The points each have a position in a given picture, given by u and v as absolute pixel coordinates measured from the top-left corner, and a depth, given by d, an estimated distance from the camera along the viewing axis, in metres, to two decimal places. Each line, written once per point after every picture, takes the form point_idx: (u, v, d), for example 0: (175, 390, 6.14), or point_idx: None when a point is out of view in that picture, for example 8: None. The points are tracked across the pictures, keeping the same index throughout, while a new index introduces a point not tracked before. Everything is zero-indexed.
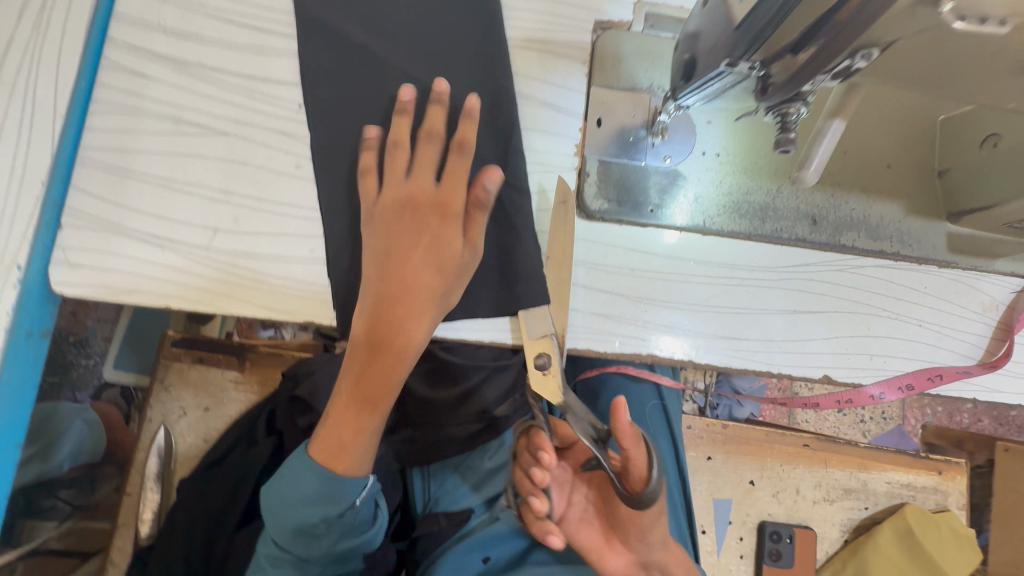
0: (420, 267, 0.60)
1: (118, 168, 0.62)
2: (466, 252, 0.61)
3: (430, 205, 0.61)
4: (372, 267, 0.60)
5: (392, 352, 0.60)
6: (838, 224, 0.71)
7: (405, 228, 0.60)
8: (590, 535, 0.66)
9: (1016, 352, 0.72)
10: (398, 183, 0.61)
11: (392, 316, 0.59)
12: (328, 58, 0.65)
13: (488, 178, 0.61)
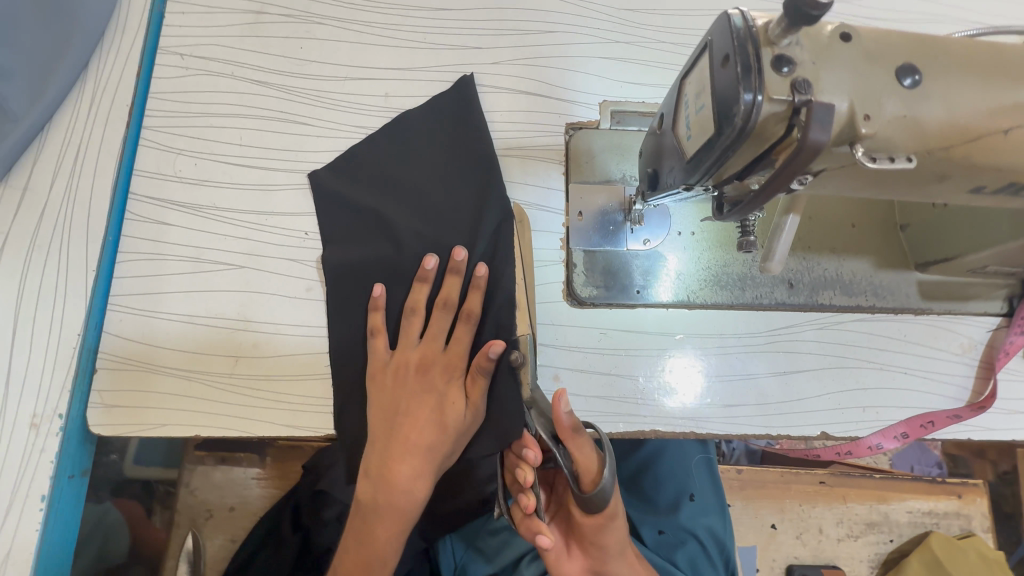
0: (421, 431, 0.64)
1: (146, 310, 0.67)
2: (466, 414, 0.65)
3: (436, 369, 0.66)
4: (380, 427, 0.65)
5: (394, 506, 0.63)
6: (814, 284, 0.76)
7: (412, 391, 0.65)
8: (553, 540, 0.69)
9: (1002, 390, 0.75)
10: (411, 346, 0.67)
11: (392, 479, 0.63)
12: (328, 189, 0.72)
13: (491, 349, 0.63)
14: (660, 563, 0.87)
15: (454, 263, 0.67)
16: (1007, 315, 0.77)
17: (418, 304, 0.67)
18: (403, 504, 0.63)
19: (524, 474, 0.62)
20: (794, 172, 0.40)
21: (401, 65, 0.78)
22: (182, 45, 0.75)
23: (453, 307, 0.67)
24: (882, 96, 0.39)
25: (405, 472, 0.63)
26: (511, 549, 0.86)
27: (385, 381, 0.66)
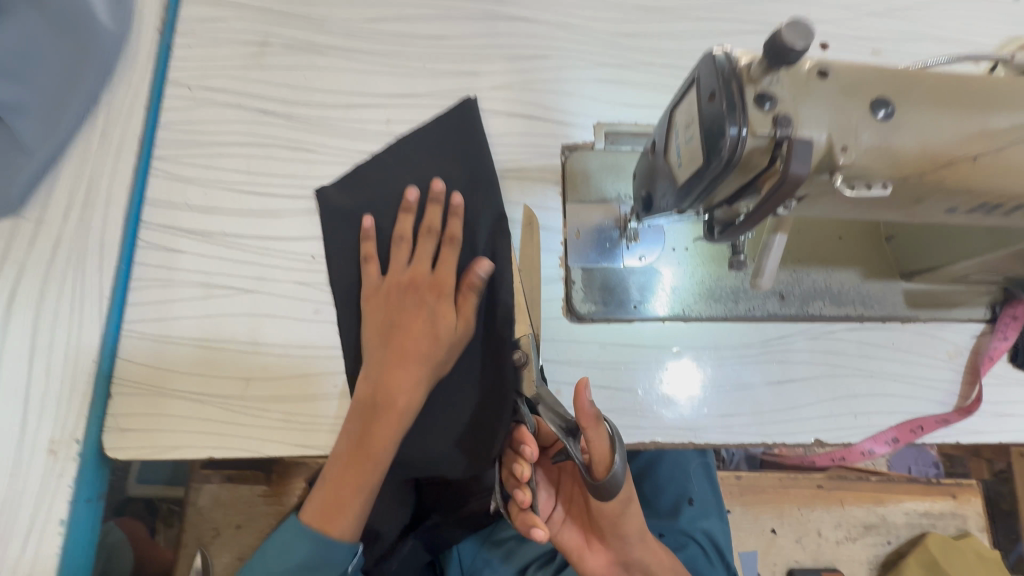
0: (417, 340, 0.66)
1: (159, 336, 0.69)
2: (457, 326, 0.69)
3: (424, 287, 0.70)
4: (375, 345, 0.68)
5: (389, 415, 0.63)
6: (804, 294, 0.79)
7: (403, 307, 0.69)
8: (574, 539, 0.73)
9: (987, 393, 0.78)
10: (399, 269, 0.71)
11: (389, 386, 0.64)
12: (334, 214, 0.75)
13: (478, 268, 0.69)
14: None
15: (435, 194, 0.73)
16: (991, 320, 0.80)
17: (405, 233, 0.72)
18: (396, 409, 0.63)
19: (523, 470, 0.67)
20: (779, 203, 0.43)
21: (403, 92, 0.81)
22: (190, 77, 0.78)
23: (437, 233, 0.73)
24: (858, 127, 0.42)
25: (402, 375, 0.65)
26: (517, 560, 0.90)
27: (379, 303, 0.70)
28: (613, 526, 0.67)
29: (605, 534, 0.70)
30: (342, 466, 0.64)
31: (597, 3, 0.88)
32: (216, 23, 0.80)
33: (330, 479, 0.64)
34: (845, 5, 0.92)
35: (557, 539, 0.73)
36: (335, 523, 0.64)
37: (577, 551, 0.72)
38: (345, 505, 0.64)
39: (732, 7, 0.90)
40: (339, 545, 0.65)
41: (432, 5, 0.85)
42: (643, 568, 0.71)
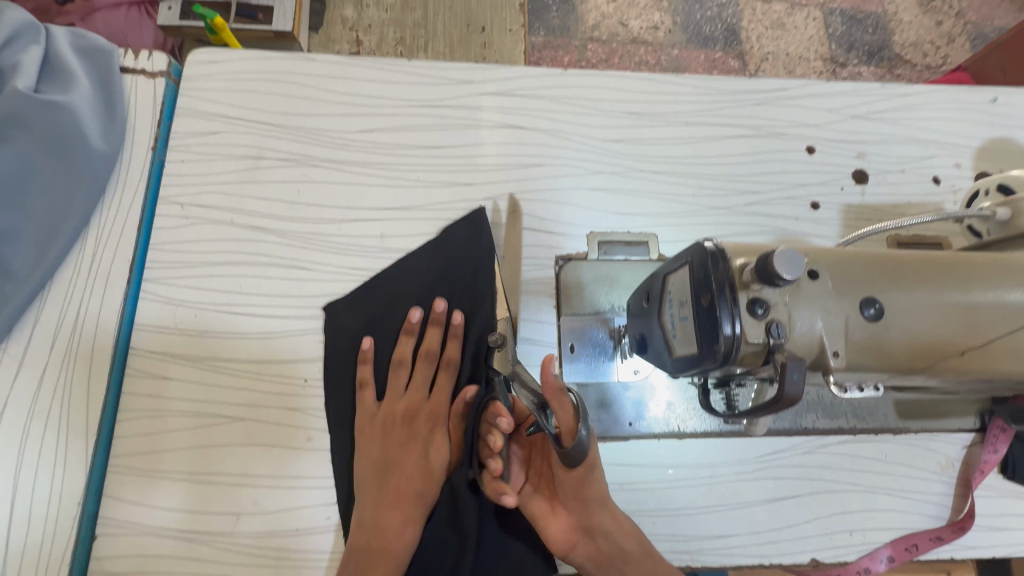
0: (411, 478, 0.69)
1: (146, 470, 0.68)
2: (451, 459, 0.71)
3: (421, 417, 0.72)
4: (369, 482, 0.68)
5: (382, 562, 0.63)
6: (797, 408, 0.79)
7: (400, 439, 0.71)
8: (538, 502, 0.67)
9: (979, 506, 0.78)
10: (397, 396, 0.73)
11: (384, 530, 0.65)
12: (328, 336, 0.75)
13: (468, 395, 0.70)
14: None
15: (435, 315, 0.75)
16: (980, 431, 0.81)
17: (404, 358, 0.74)
18: (390, 555, 0.64)
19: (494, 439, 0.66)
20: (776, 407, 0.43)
21: (397, 205, 0.82)
22: (183, 195, 0.78)
23: (435, 356, 0.74)
24: (848, 330, 0.44)
25: (396, 517, 0.66)
26: None
27: (373, 434, 0.71)
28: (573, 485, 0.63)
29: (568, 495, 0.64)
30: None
31: (589, 110, 0.90)
32: (210, 137, 0.81)
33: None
34: (829, 108, 0.95)
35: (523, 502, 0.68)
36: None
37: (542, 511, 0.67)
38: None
39: (720, 112, 0.92)
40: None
41: (426, 115, 0.86)
42: (606, 537, 0.63)
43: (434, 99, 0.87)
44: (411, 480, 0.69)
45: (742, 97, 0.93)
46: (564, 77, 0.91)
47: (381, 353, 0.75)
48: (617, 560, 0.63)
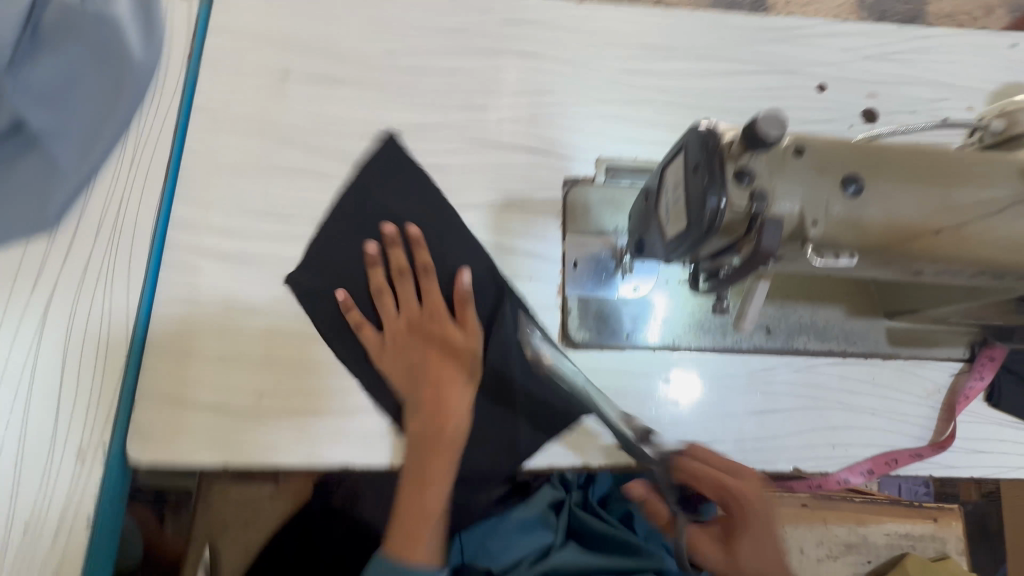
0: (441, 365, 0.78)
1: (180, 351, 0.74)
2: (467, 339, 0.79)
3: (424, 320, 0.78)
4: (407, 386, 0.77)
5: (443, 440, 0.76)
6: (789, 330, 0.83)
7: (416, 342, 0.78)
8: (756, 490, 0.76)
9: (961, 430, 0.81)
10: (392, 313, 0.78)
11: (437, 416, 0.76)
12: (347, 239, 0.80)
13: (462, 275, 0.79)
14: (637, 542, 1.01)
15: (410, 233, 0.79)
16: (969, 360, 0.83)
17: (400, 267, 0.79)
18: (449, 426, 0.76)
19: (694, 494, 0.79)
20: (756, 271, 0.49)
21: (414, 124, 0.86)
22: (215, 106, 0.83)
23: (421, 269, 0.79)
24: (829, 203, 0.47)
25: (449, 396, 0.77)
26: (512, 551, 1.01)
27: (388, 348, 0.77)
28: (767, 500, 0.77)
29: (755, 506, 0.75)
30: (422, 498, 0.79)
31: (604, 41, 0.92)
32: (240, 54, 0.85)
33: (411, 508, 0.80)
34: (844, 48, 0.95)
35: (681, 469, 0.76)
36: (421, 535, 0.81)
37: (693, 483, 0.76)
38: (421, 531, 0.81)
39: (734, 48, 0.94)
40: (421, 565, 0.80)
41: (445, 41, 0.89)
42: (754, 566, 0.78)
43: (454, 25, 0.90)
44: (440, 367, 0.78)
45: (756, 34, 0.94)
46: (582, 8, 0.92)
47: (385, 267, 0.79)
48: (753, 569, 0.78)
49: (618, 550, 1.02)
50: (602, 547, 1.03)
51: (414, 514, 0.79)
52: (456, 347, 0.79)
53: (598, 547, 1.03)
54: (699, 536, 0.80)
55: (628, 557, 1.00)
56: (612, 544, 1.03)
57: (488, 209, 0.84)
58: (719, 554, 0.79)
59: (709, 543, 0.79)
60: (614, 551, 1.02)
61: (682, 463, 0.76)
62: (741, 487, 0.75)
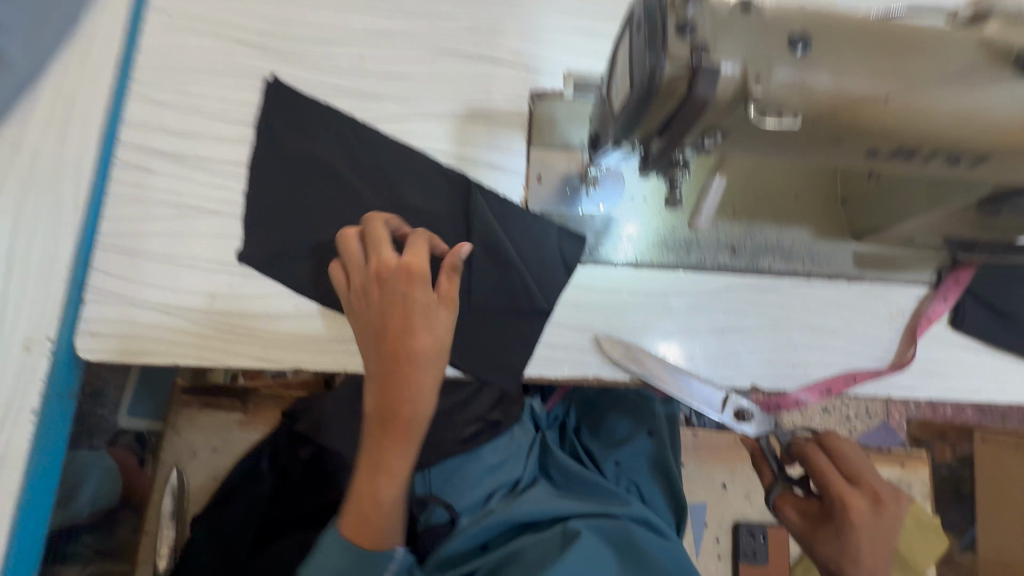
0: (409, 336, 0.64)
1: (130, 250, 0.73)
2: (444, 313, 0.66)
3: (393, 278, 0.66)
4: (367, 348, 0.66)
5: (401, 420, 0.64)
6: (755, 250, 0.82)
7: (382, 303, 0.66)
8: (860, 503, 0.68)
9: (922, 353, 0.81)
10: (360, 266, 0.68)
11: (396, 396, 0.64)
12: (303, 144, 0.77)
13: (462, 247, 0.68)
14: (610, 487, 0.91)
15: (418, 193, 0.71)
16: (934, 286, 0.83)
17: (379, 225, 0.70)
18: (410, 413, 0.64)
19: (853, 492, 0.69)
20: (693, 121, 0.48)
21: (377, 31, 0.83)
22: (169, 5, 0.80)
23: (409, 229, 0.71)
24: (774, 63, 0.47)
25: (411, 380, 0.64)
26: (479, 486, 0.93)
27: (358, 301, 0.67)
28: (875, 519, 0.68)
29: (859, 516, 0.67)
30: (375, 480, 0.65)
31: None
32: None
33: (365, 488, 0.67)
34: None
35: (804, 455, 0.72)
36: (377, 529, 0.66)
37: (813, 474, 0.71)
38: (372, 516, 0.65)
39: None
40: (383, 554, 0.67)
41: None
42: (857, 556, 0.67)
43: None
44: (408, 334, 0.64)
45: None
46: None
47: (344, 173, 0.77)
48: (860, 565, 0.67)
49: (589, 494, 0.92)
50: (574, 488, 0.93)
51: (367, 507, 0.65)
52: (425, 317, 0.65)
53: (569, 491, 0.93)
54: (786, 500, 0.73)
55: (599, 501, 0.90)
56: (583, 487, 0.93)
57: (452, 119, 0.82)
58: (799, 520, 0.71)
59: (794, 508, 0.72)
60: (585, 495, 0.92)
61: (807, 450, 0.72)
62: (847, 492, 0.69)
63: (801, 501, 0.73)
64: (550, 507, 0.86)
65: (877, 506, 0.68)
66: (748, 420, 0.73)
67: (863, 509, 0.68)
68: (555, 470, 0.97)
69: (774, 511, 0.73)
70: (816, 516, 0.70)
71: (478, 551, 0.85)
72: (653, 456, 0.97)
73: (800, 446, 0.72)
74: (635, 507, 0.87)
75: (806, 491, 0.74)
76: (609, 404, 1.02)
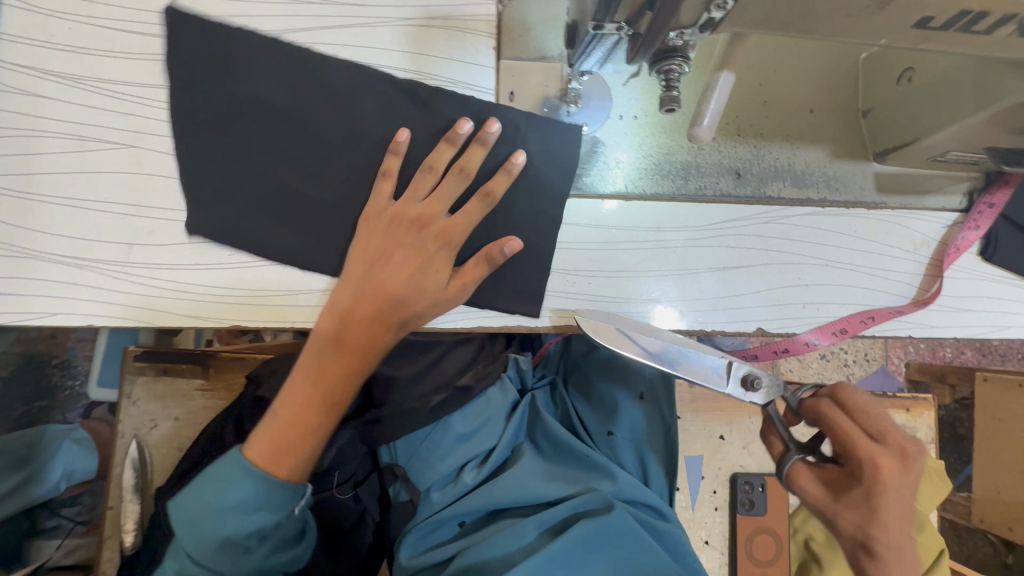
0: (400, 279, 0.62)
1: (26, 194, 0.62)
2: (448, 279, 0.63)
3: (432, 230, 0.62)
4: (355, 268, 0.63)
5: (352, 353, 0.62)
6: (763, 174, 0.71)
7: (402, 239, 0.62)
8: (889, 461, 0.58)
9: (948, 286, 0.72)
10: (414, 203, 0.63)
11: (355, 328, 0.61)
12: (222, 55, 0.63)
13: (508, 244, 0.62)
14: (600, 459, 0.84)
15: (485, 134, 0.62)
16: (964, 211, 0.73)
17: (436, 164, 0.62)
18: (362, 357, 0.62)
19: (887, 458, 0.58)
20: None
21: None
22: None
23: (470, 176, 0.63)
24: None
25: (372, 317, 0.62)
26: (448, 461, 0.87)
27: (375, 228, 0.63)
28: (905, 479, 0.58)
29: (887, 476, 0.57)
30: (302, 409, 0.63)
31: None
32: None
33: (287, 412, 0.63)
34: None
35: (819, 415, 0.63)
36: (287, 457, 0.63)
37: (832, 434, 0.62)
38: (285, 439, 0.63)
39: None
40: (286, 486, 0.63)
41: None
42: (885, 529, 0.58)
43: None
44: (396, 278, 0.62)
45: None
46: None
47: (279, 93, 0.64)
48: (887, 536, 0.58)
49: (574, 468, 0.86)
50: (556, 457, 0.88)
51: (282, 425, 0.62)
52: (425, 278, 0.62)
53: (553, 461, 0.87)
54: (800, 466, 0.64)
55: (584, 476, 0.84)
56: (568, 458, 0.87)
57: (405, 26, 0.68)
58: (818, 491, 0.62)
59: (811, 477, 0.63)
60: (569, 468, 0.86)
61: (822, 409, 0.63)
62: (876, 458, 0.58)
63: (818, 469, 0.64)
64: (526, 490, 0.81)
65: (907, 463, 0.58)
66: (754, 389, 0.62)
67: (892, 468, 0.58)
68: (541, 437, 0.90)
69: (789, 483, 0.64)
70: (840, 484, 0.61)
71: (457, 530, 0.85)
72: (646, 421, 0.90)
73: (814, 404, 0.64)
74: (624, 482, 0.81)
75: (823, 459, 0.65)
76: (601, 363, 0.92)
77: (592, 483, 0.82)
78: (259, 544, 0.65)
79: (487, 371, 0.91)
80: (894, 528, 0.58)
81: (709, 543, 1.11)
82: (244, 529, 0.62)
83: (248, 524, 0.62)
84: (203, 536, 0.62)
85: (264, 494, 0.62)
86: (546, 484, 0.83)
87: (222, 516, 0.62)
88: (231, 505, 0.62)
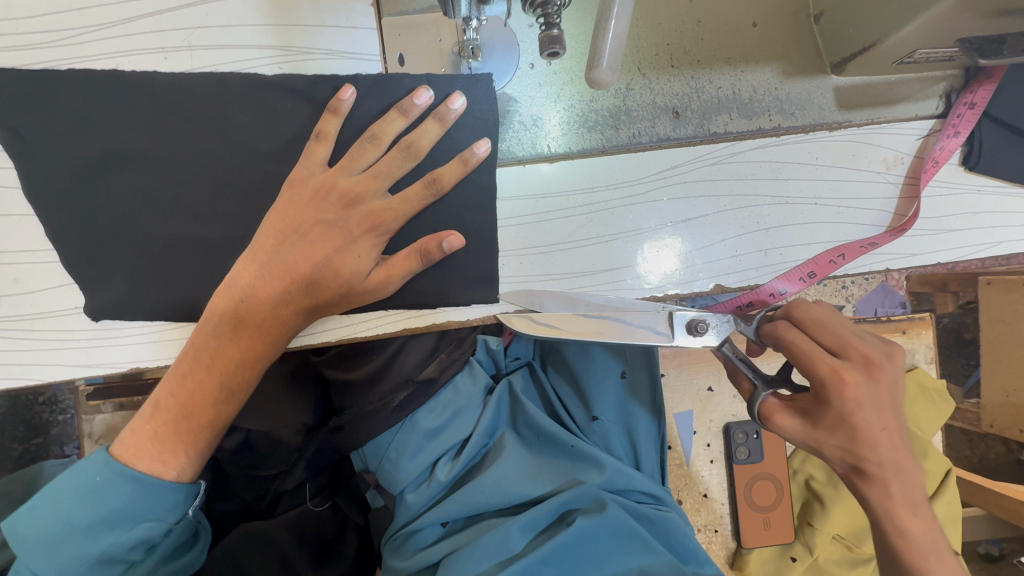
0: (312, 262, 0.55)
1: None
2: (368, 270, 0.56)
3: (359, 216, 0.55)
4: (259, 241, 0.55)
5: (251, 337, 0.55)
6: (704, 108, 0.62)
7: (320, 240, 0.55)
8: (855, 376, 0.52)
9: (926, 206, 0.64)
10: (330, 209, 0.55)
11: (254, 311, 0.55)
12: (59, 68, 0.56)
13: (447, 238, 0.55)
14: (585, 446, 0.78)
15: (449, 112, 0.55)
16: (942, 117, 0.63)
17: (380, 134, 0.55)
18: (266, 343, 0.56)
19: (855, 373, 0.52)
20: None
21: None
22: None
23: (419, 154, 0.55)
24: None
25: (274, 295, 0.55)
26: (419, 459, 0.79)
27: (281, 219, 0.55)
28: (873, 390, 0.53)
29: (853, 391, 0.52)
30: (193, 399, 0.55)
31: None
32: None
33: (176, 399, 0.56)
34: None
35: (777, 340, 0.56)
36: (177, 451, 0.55)
37: (791, 358, 0.55)
38: (177, 431, 0.56)
39: None
40: (175, 485, 0.55)
41: None
42: (870, 446, 0.54)
43: None
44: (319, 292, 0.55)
45: None
46: None
47: (132, 101, 0.56)
48: (873, 450, 0.54)
49: (558, 458, 0.80)
50: (537, 444, 0.81)
51: (173, 416, 0.55)
52: (350, 281, 0.55)
53: (534, 450, 0.81)
54: (773, 405, 0.58)
55: (569, 466, 0.79)
56: (550, 447, 0.81)
57: None
58: (797, 426, 0.56)
59: (785, 412, 0.57)
60: (552, 458, 0.80)
61: (778, 332, 0.56)
62: (845, 380, 0.52)
63: (791, 402, 0.58)
64: (510, 489, 0.75)
65: (872, 372, 0.53)
66: (702, 332, 0.55)
67: (859, 381, 0.52)
68: (522, 424, 0.82)
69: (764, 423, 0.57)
70: (813, 412, 0.55)
71: (440, 530, 0.78)
72: (628, 400, 0.83)
73: (771, 329, 0.56)
74: (611, 472, 0.76)
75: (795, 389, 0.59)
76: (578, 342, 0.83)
77: (579, 475, 0.77)
78: (144, 557, 0.56)
79: (451, 359, 0.84)
80: (881, 442, 0.54)
81: (709, 496, 1.02)
82: (121, 546, 0.53)
83: (127, 540, 0.53)
84: (67, 560, 0.52)
85: (143, 502, 0.54)
86: (530, 480, 0.77)
87: (88, 532, 0.52)
88: (100, 519, 0.52)
